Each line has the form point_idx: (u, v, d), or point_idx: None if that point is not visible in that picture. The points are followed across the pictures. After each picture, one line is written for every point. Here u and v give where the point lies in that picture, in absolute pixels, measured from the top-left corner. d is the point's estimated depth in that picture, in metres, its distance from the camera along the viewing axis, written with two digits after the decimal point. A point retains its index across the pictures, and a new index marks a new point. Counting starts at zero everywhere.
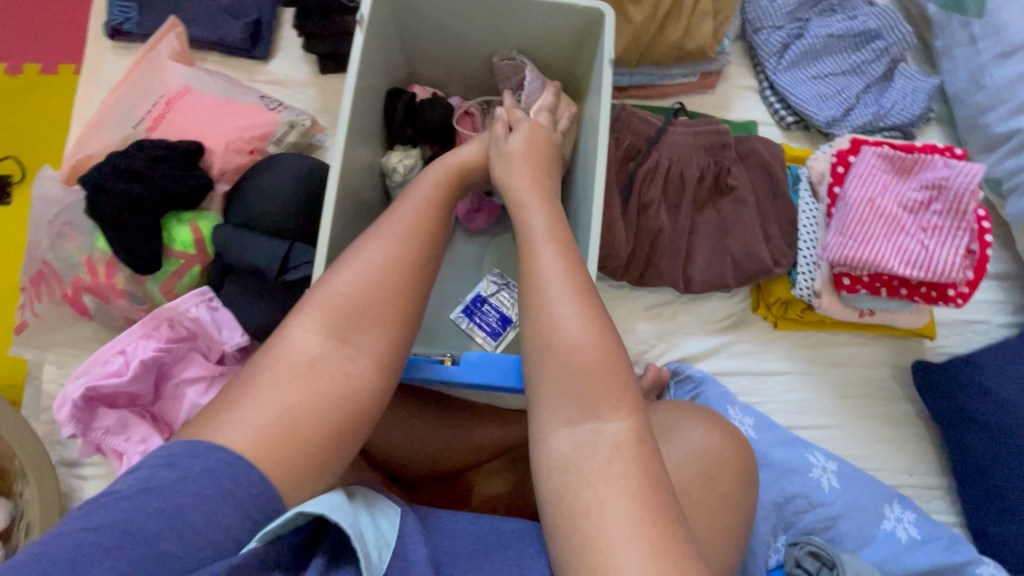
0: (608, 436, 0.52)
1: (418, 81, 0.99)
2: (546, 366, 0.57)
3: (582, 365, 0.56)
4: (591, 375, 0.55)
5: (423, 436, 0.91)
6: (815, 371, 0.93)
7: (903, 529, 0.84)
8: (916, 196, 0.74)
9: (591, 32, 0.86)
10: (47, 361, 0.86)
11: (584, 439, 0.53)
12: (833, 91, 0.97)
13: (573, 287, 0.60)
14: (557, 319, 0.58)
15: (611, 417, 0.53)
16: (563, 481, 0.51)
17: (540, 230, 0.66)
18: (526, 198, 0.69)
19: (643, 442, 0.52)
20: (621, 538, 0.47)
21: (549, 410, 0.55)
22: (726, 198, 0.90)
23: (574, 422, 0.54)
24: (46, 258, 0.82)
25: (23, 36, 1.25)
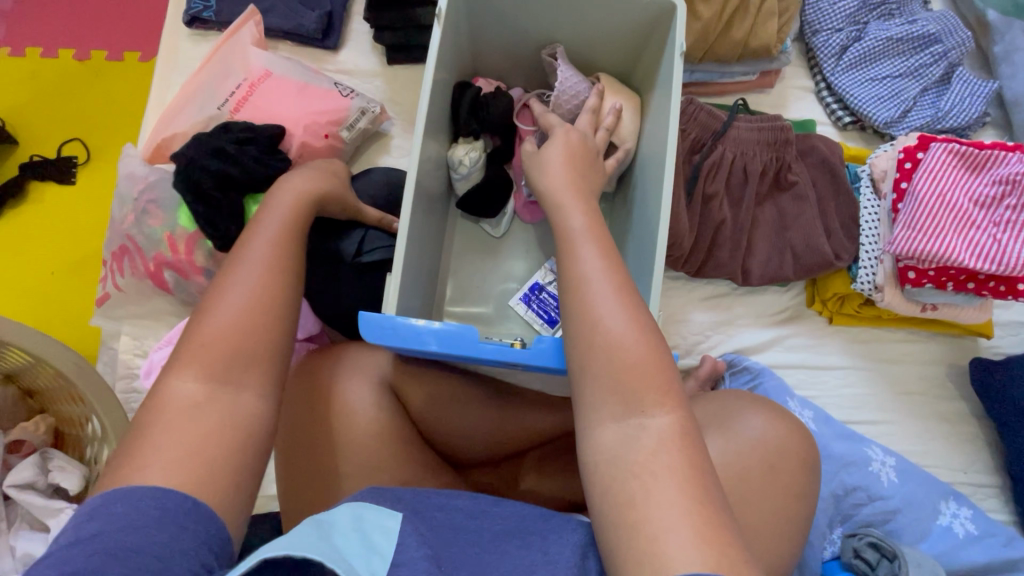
0: (653, 431, 0.55)
1: (481, 75, 1.00)
2: (596, 366, 0.58)
3: (626, 363, 0.57)
4: (633, 374, 0.57)
5: (482, 428, 0.90)
6: (870, 367, 0.94)
7: (959, 525, 0.85)
8: (988, 191, 0.75)
9: (659, 23, 0.85)
10: (124, 332, 0.89)
11: (628, 434, 0.55)
12: (891, 93, 0.99)
13: (616, 287, 0.61)
14: (601, 319, 0.59)
15: (656, 412, 0.55)
16: (611, 474, 0.54)
17: (582, 230, 0.68)
18: (565, 200, 0.72)
19: (688, 436, 0.55)
20: (670, 529, 0.49)
21: (593, 407, 0.57)
22: (786, 193, 0.92)
23: (619, 417, 0.56)
24: (130, 233, 0.86)
25: (93, 25, 1.30)
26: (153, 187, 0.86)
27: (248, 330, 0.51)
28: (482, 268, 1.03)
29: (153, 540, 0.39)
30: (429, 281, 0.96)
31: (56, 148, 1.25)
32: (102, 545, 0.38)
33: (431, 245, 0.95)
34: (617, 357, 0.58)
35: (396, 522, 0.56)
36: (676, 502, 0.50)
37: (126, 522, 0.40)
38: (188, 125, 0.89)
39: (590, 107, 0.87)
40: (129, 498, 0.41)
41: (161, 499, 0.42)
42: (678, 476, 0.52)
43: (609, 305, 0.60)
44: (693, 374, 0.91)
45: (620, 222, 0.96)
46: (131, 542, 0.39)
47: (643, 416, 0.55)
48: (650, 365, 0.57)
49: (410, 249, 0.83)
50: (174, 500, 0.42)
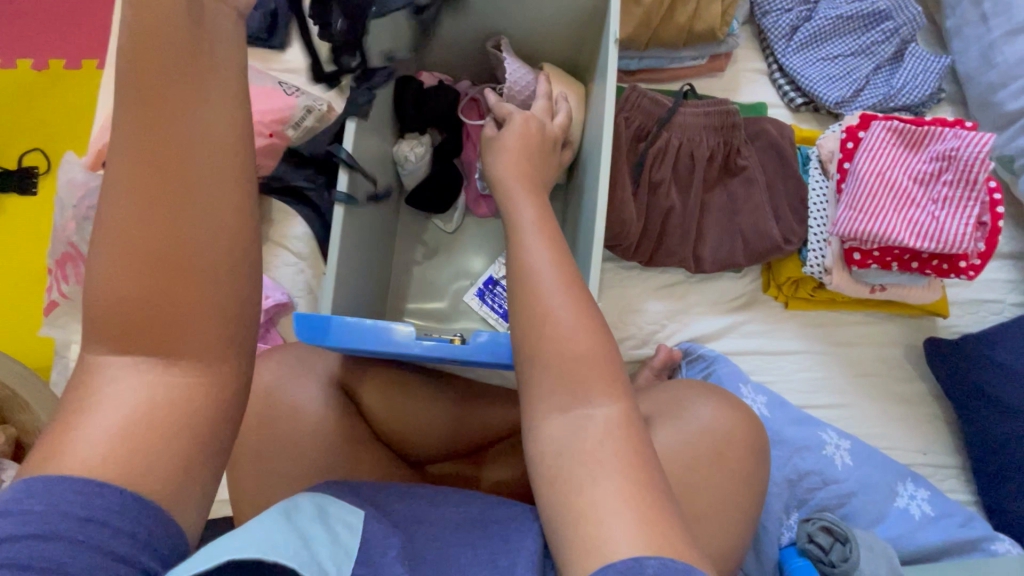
0: (598, 419, 0.53)
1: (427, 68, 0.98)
2: (540, 357, 0.57)
3: (572, 354, 0.56)
4: (578, 365, 0.55)
5: (438, 424, 0.88)
6: (827, 350, 0.93)
7: (916, 506, 0.84)
8: (927, 167, 0.74)
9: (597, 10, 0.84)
10: (74, 340, 0.88)
11: (574, 423, 0.53)
12: (843, 72, 0.98)
13: (563, 279, 0.60)
14: (549, 310, 0.57)
15: (601, 402, 0.54)
16: (556, 463, 0.52)
17: (529, 222, 0.66)
18: (514, 191, 0.70)
19: (632, 424, 0.53)
20: (610, 513, 0.46)
21: (541, 398, 0.56)
22: (735, 177, 0.91)
23: (565, 408, 0.54)
24: (72, 241, 0.84)
25: (35, 29, 1.25)
26: (91, 194, 0.84)
27: (254, 268, 0.37)
28: (437, 263, 1.02)
29: (79, 552, 0.29)
30: (380, 278, 0.95)
31: (16, 157, 1.20)
32: (2, 555, 0.28)
33: (382, 244, 0.94)
34: (537, 347, 0.57)
35: (358, 516, 0.55)
36: (617, 486, 0.48)
37: (36, 526, 0.29)
38: None
39: (544, 93, 0.85)
40: (46, 491, 0.30)
41: (91, 496, 0.31)
42: (610, 461, 0.50)
43: (530, 300, 0.59)
44: (649, 363, 0.91)
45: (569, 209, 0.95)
46: (52, 551, 0.28)
47: (564, 398, 0.54)
48: (575, 356, 0.56)
49: (352, 246, 0.82)
50: (107, 497, 0.31)
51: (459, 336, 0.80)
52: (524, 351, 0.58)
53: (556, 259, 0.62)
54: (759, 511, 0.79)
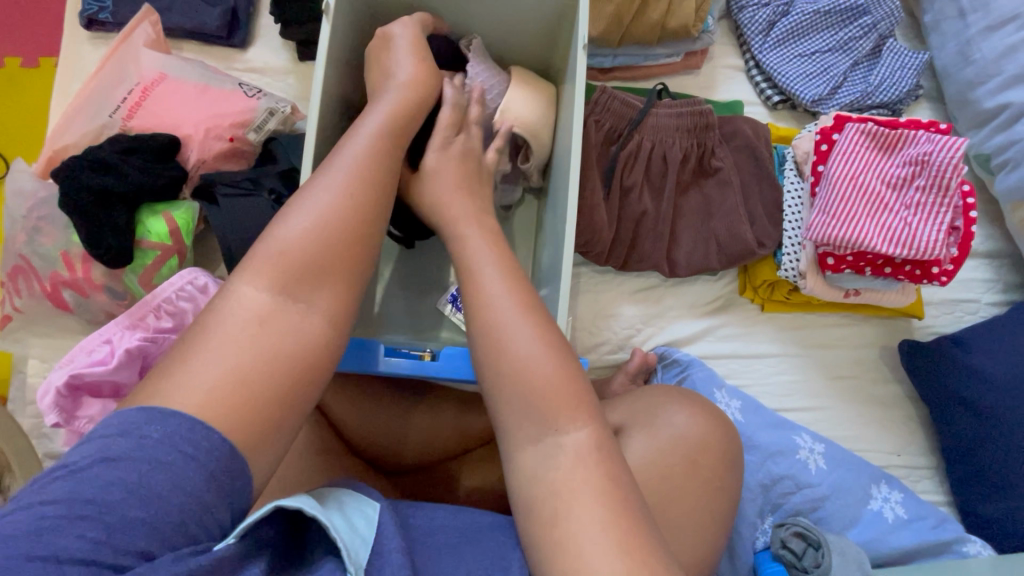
0: (568, 448, 0.50)
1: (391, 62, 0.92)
2: (502, 387, 0.54)
3: (535, 383, 0.52)
4: (541, 393, 0.52)
5: (408, 432, 0.87)
6: (802, 353, 0.92)
7: (890, 509, 0.84)
8: (899, 172, 0.73)
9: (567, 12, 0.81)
10: (32, 355, 0.85)
11: (543, 454, 0.50)
12: (819, 69, 0.96)
13: (521, 306, 0.56)
14: (507, 339, 0.54)
15: (568, 428, 0.50)
16: (532, 492, 0.49)
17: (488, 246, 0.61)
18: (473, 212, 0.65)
19: (603, 448, 0.51)
20: (591, 537, 0.45)
21: (511, 428, 0.53)
22: (710, 180, 0.89)
23: (534, 438, 0.51)
24: (23, 253, 0.80)
25: None
26: (43, 204, 0.80)
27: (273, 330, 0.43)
28: (408, 265, 0.99)
29: (137, 493, 0.35)
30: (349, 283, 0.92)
31: None
32: (124, 473, 0.35)
33: None
34: (491, 370, 0.55)
35: (375, 507, 0.47)
36: (595, 509, 0.46)
37: (155, 455, 0.36)
38: (81, 135, 0.83)
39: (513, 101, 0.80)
40: (164, 420, 0.37)
41: (198, 436, 0.38)
42: (582, 486, 0.47)
43: (483, 315, 0.56)
44: (624, 368, 0.89)
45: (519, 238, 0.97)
46: (158, 482, 0.35)
47: (515, 413, 0.52)
48: (540, 382, 0.52)
49: None
50: (211, 441, 0.38)
51: (426, 351, 0.77)
52: (481, 370, 0.56)
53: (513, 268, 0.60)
54: (732, 518, 0.78)
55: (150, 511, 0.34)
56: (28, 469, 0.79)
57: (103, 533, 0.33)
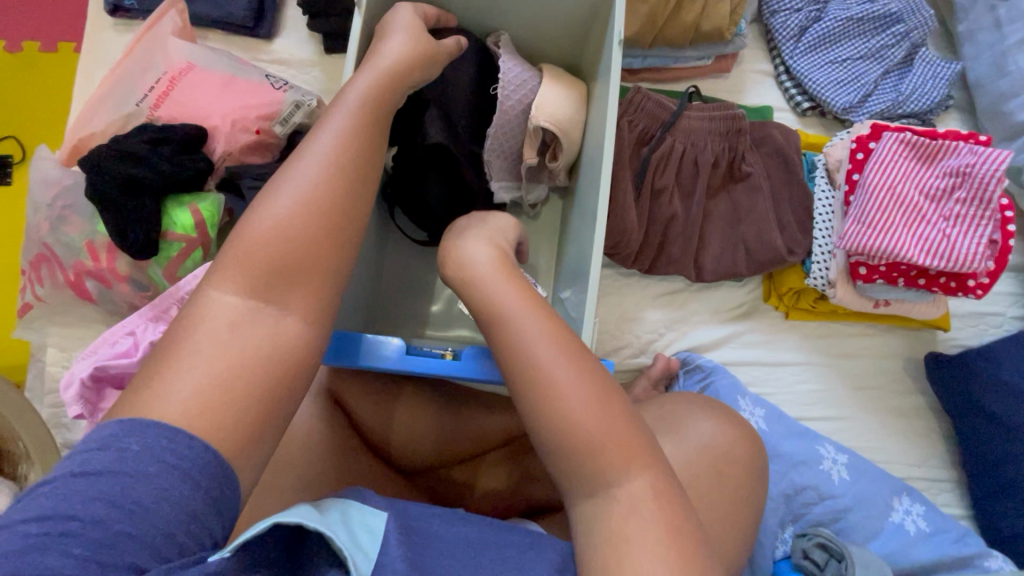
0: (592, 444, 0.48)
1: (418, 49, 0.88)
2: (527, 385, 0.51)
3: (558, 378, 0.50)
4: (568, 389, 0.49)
5: (428, 431, 0.85)
6: (825, 362, 0.92)
7: (912, 521, 0.84)
8: (939, 183, 0.73)
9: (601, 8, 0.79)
10: (51, 344, 0.84)
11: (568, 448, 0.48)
12: (851, 77, 0.95)
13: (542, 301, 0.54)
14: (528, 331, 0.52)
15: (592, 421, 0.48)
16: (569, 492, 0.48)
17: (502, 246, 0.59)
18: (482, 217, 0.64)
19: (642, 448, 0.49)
20: (637, 551, 0.44)
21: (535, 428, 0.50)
22: (739, 185, 0.88)
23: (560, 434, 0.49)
24: (46, 242, 0.79)
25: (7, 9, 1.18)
26: (68, 192, 0.79)
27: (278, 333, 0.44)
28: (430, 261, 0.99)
29: (119, 507, 0.34)
30: (372, 277, 0.91)
31: None
32: (107, 488, 0.34)
33: (372, 242, 0.90)
34: (516, 376, 0.52)
35: (381, 519, 0.48)
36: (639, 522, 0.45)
37: (137, 468, 0.35)
38: (107, 123, 0.83)
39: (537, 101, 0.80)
40: (145, 433, 0.37)
41: (180, 446, 0.37)
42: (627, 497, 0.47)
43: (506, 316, 0.53)
44: (646, 373, 0.89)
45: (538, 237, 0.97)
46: (140, 495, 0.35)
47: (546, 415, 0.49)
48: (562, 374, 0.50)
49: None
50: (193, 450, 0.37)
51: (448, 350, 0.76)
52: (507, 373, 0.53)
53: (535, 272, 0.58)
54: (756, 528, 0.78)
55: (135, 525, 0.34)
56: (47, 460, 0.78)
57: (93, 549, 0.32)
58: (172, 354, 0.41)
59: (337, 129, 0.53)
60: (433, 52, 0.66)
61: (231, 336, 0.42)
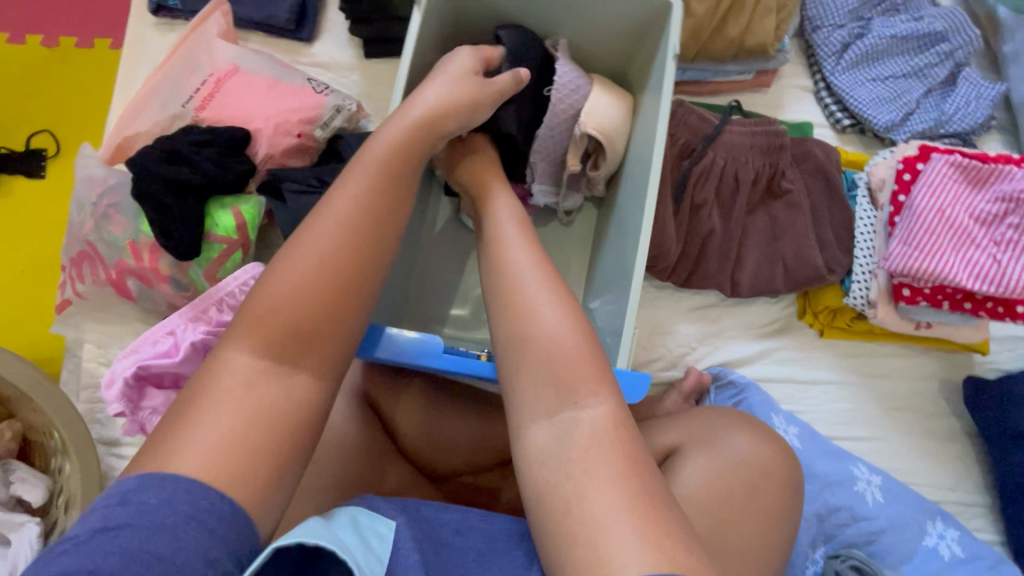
0: (585, 423, 0.50)
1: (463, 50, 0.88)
2: (529, 364, 0.54)
3: (570, 367, 0.52)
4: (574, 369, 0.52)
5: (456, 436, 0.84)
6: (859, 382, 0.91)
7: (946, 547, 0.83)
8: (990, 208, 0.73)
9: (657, 21, 0.79)
10: (87, 340, 0.84)
11: (562, 431, 0.50)
12: (893, 95, 0.94)
13: (558, 295, 0.57)
14: (538, 318, 0.55)
15: (590, 404, 0.51)
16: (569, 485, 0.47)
17: (530, 263, 0.60)
18: (509, 231, 0.64)
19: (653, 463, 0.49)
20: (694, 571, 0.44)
21: (528, 402, 0.53)
22: (778, 201, 0.88)
23: (552, 411, 0.51)
24: (89, 239, 0.80)
25: (48, 5, 1.19)
26: (113, 191, 0.80)
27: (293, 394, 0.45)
28: (459, 265, 0.98)
29: (136, 558, 0.34)
30: (404, 279, 0.91)
31: (23, 139, 1.15)
32: (124, 542, 0.34)
33: (406, 248, 0.89)
34: (511, 356, 0.55)
35: (391, 527, 0.51)
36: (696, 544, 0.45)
37: (152, 520, 0.36)
38: (152, 123, 0.83)
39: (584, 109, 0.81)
40: (161, 486, 0.37)
41: (196, 495, 0.38)
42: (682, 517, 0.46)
43: (519, 309, 0.56)
44: (677, 387, 0.88)
45: (572, 245, 0.97)
46: (157, 545, 0.35)
47: (586, 415, 0.50)
48: (573, 365, 0.52)
49: None
50: (208, 498, 0.38)
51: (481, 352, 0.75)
52: (505, 352, 0.56)
53: (554, 272, 0.59)
54: (790, 548, 0.77)
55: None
56: (83, 456, 0.78)
57: None
58: (213, 400, 0.43)
59: (360, 188, 0.54)
60: (473, 98, 0.66)
61: (245, 392, 0.43)
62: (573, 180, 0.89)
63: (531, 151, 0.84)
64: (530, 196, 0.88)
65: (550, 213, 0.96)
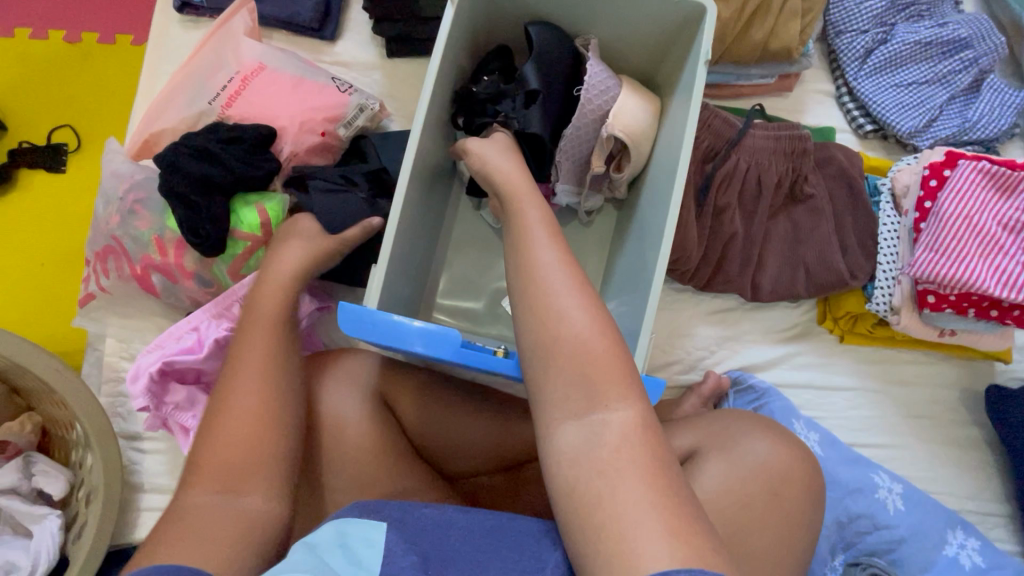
0: (616, 426, 0.50)
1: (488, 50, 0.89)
2: (554, 361, 0.54)
3: (597, 367, 0.52)
4: (604, 376, 0.52)
5: (474, 439, 0.82)
6: (879, 389, 0.91)
7: (966, 556, 0.82)
8: (1017, 215, 0.73)
9: (687, 27, 0.79)
10: (110, 335, 0.85)
11: (592, 433, 0.50)
12: (917, 100, 0.94)
13: (584, 293, 0.56)
14: (564, 316, 0.55)
15: (621, 410, 0.51)
16: (596, 488, 0.48)
17: (558, 262, 0.59)
18: (539, 231, 0.63)
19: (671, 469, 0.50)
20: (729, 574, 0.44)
21: (555, 406, 0.53)
22: (800, 206, 0.88)
23: (582, 414, 0.51)
24: (115, 234, 0.80)
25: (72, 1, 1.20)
26: (139, 186, 0.81)
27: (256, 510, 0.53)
28: (478, 264, 0.98)
29: None
30: (418, 274, 0.91)
31: (46, 134, 1.16)
32: None
33: (421, 244, 0.89)
34: (535, 351, 0.55)
35: (381, 532, 0.53)
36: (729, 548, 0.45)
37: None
38: (178, 120, 0.83)
39: (612, 110, 0.81)
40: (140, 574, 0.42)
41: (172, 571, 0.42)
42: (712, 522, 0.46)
43: (544, 307, 0.56)
44: (696, 390, 0.88)
45: (590, 246, 0.97)
46: None
47: (617, 418, 0.51)
48: (600, 367, 0.52)
49: (403, 237, 0.79)
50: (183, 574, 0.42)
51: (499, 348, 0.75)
52: (528, 348, 0.56)
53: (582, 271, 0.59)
54: (810, 556, 0.77)
55: None
56: (105, 450, 0.79)
57: None
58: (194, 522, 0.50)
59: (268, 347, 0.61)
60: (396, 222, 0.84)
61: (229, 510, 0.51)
62: (596, 181, 0.90)
63: (557, 150, 0.84)
64: (554, 195, 0.88)
65: (570, 214, 0.96)
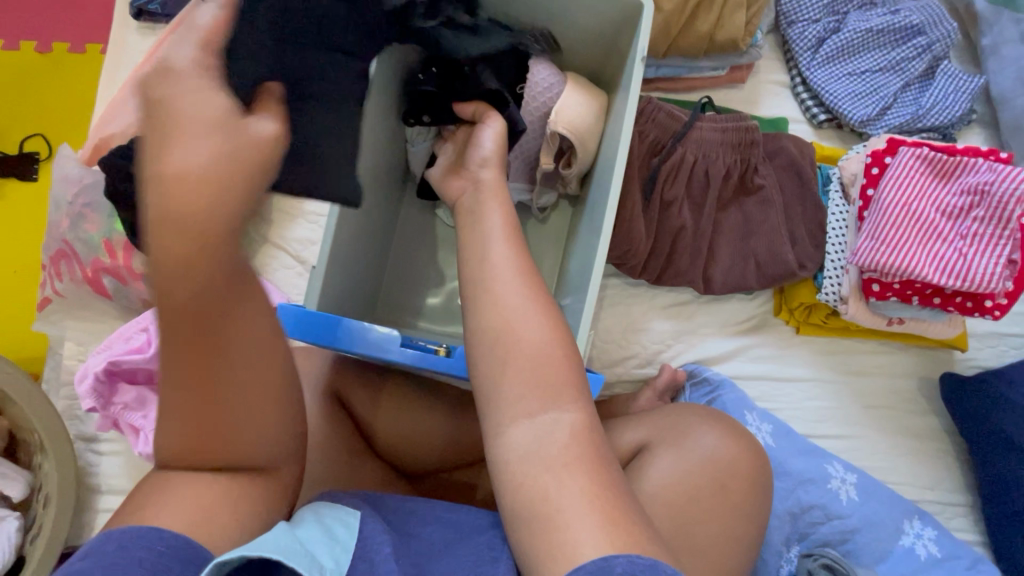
0: (539, 417, 0.50)
1: None
2: (491, 353, 0.54)
3: (524, 360, 0.53)
4: (530, 369, 0.52)
5: (431, 434, 0.81)
6: (837, 379, 0.90)
7: (922, 546, 0.81)
8: (955, 202, 0.73)
9: (627, 24, 0.79)
10: (67, 338, 0.86)
11: (543, 429, 0.50)
12: (870, 89, 0.93)
13: (516, 287, 0.57)
14: (495, 308, 0.55)
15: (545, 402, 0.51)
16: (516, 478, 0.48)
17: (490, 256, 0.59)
18: (484, 229, 0.63)
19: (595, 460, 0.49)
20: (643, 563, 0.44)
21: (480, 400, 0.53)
22: (752, 197, 0.87)
23: (535, 413, 0.50)
24: (65, 238, 0.82)
25: (41, 11, 1.22)
26: (87, 191, 0.82)
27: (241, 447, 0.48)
28: (433, 262, 0.98)
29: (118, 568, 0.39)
30: (373, 273, 0.92)
31: (17, 142, 1.18)
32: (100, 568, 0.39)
33: (376, 243, 0.90)
34: None
35: (357, 517, 0.52)
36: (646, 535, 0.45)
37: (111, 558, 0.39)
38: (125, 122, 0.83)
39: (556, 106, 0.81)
40: (122, 536, 0.41)
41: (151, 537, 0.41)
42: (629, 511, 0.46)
43: (479, 299, 0.57)
44: (652, 385, 0.87)
45: (546, 242, 0.97)
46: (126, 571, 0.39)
47: (568, 415, 0.50)
48: (527, 360, 0.53)
49: (349, 235, 0.79)
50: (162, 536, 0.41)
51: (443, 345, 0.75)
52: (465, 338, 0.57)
53: (525, 266, 0.59)
54: (758, 545, 0.76)
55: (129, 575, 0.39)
56: (59, 452, 0.80)
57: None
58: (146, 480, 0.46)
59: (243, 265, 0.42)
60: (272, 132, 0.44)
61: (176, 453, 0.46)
62: (548, 179, 0.91)
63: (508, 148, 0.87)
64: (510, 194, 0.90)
65: (525, 211, 0.97)
